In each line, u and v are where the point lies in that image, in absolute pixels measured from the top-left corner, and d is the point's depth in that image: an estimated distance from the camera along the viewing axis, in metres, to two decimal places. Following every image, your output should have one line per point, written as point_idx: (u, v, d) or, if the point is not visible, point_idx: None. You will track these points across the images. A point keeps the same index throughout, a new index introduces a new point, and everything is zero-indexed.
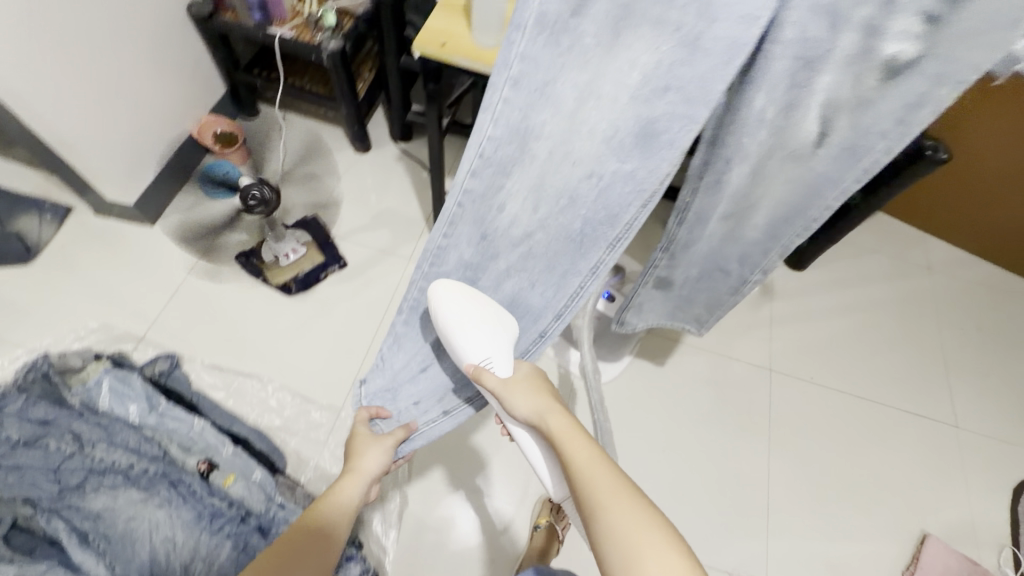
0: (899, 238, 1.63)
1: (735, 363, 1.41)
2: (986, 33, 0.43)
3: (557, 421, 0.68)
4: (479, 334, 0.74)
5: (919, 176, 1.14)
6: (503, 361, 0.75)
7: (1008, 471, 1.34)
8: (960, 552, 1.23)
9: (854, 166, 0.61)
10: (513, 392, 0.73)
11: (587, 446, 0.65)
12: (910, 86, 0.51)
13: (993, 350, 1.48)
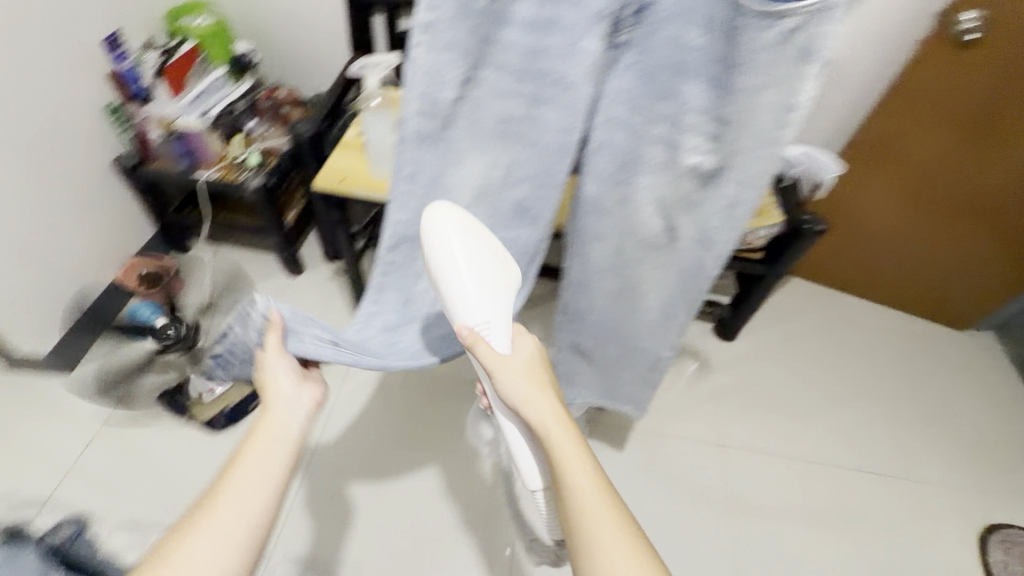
0: (819, 298, 1.71)
1: (685, 444, 1.39)
2: (759, 145, 0.52)
3: (554, 425, 0.59)
4: (470, 275, 0.60)
5: (805, 243, 1.25)
6: (502, 326, 0.63)
7: (969, 521, 1.33)
8: None
9: (706, 252, 0.64)
10: (515, 383, 0.61)
11: (579, 452, 0.58)
12: (721, 192, 0.58)
13: (926, 396, 1.53)
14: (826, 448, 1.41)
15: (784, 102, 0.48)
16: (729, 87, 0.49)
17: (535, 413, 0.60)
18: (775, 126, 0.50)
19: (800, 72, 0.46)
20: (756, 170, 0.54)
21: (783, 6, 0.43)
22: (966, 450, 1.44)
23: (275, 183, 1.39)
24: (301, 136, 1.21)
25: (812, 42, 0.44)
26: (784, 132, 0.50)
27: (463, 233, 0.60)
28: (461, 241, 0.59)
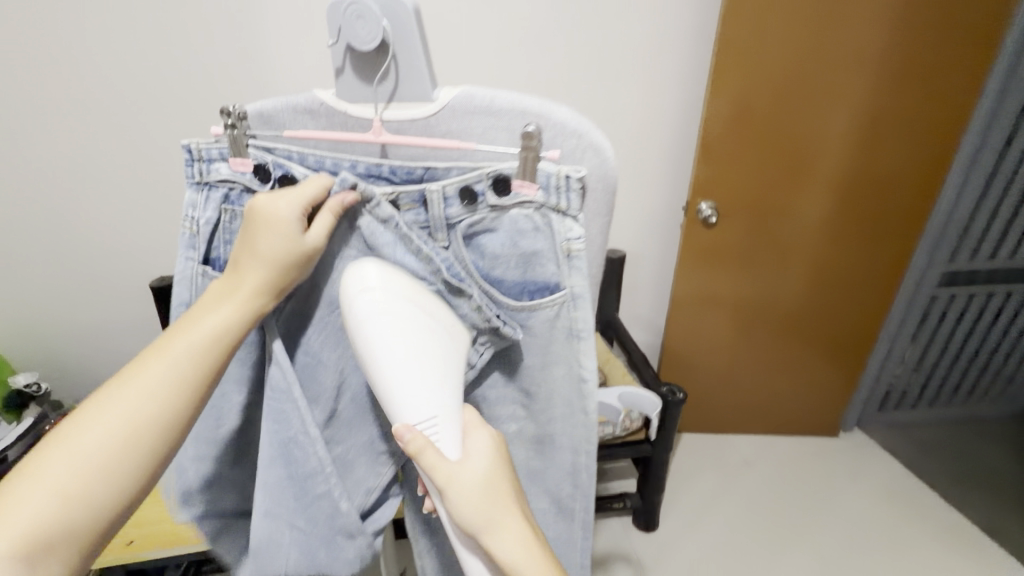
0: (713, 447, 1.72)
1: None
2: (568, 414, 0.47)
3: (523, 536, 0.38)
4: (411, 369, 0.37)
5: (674, 415, 1.24)
6: (455, 424, 0.39)
7: None
8: None
9: (569, 523, 0.53)
10: (471, 510, 0.37)
11: (553, 574, 0.38)
12: (558, 459, 0.50)
13: (845, 515, 1.49)
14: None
15: (575, 373, 0.44)
16: (516, 362, 0.46)
17: (502, 546, 0.37)
18: (579, 400, 0.45)
19: (576, 350, 0.43)
20: (578, 433, 0.47)
21: (530, 306, 0.41)
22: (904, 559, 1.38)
23: None
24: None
25: (574, 325, 0.41)
26: (587, 406, 0.45)
27: (400, 304, 0.37)
28: (398, 318, 0.37)
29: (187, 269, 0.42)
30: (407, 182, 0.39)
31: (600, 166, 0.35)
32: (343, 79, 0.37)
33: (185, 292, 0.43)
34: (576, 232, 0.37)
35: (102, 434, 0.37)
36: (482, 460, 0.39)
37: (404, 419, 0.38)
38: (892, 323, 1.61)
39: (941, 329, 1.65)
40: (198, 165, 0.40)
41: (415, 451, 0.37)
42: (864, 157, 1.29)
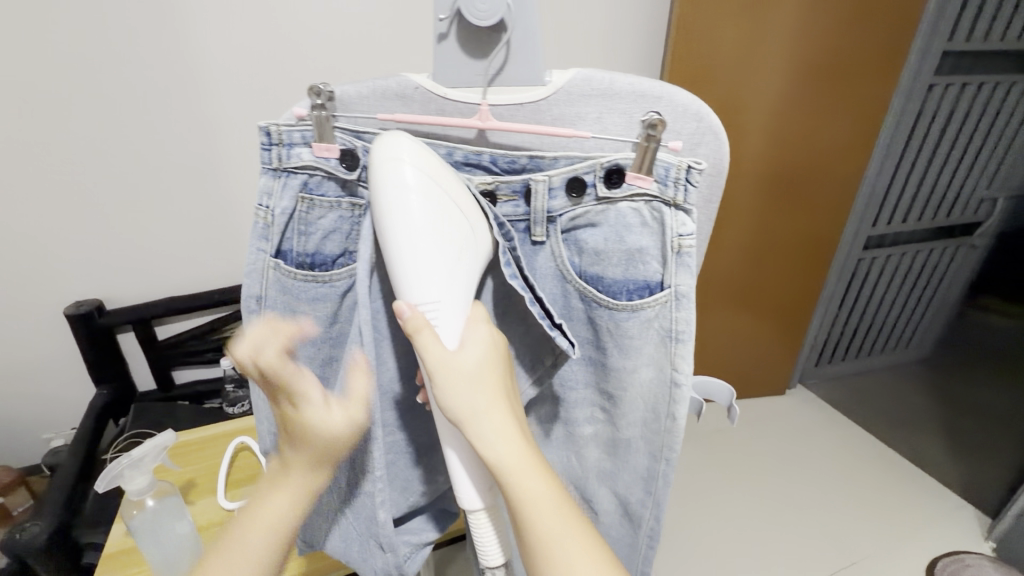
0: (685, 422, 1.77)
1: None
2: (653, 420, 0.44)
3: (514, 441, 0.34)
4: (430, 239, 0.33)
5: None
6: (460, 312, 0.35)
7: (909, 542, 1.28)
8: None
9: (635, 530, 0.49)
10: (466, 394, 0.34)
11: (544, 480, 0.35)
12: (632, 461, 0.47)
13: (810, 447, 1.55)
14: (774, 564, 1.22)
15: (665, 375, 0.41)
16: (604, 365, 0.44)
17: (494, 447, 0.34)
18: (665, 404, 0.42)
19: (670, 352, 0.40)
20: (657, 438, 0.44)
21: (630, 304, 0.39)
22: (861, 475, 1.47)
23: (72, 513, 0.82)
24: (30, 544, 0.75)
25: (675, 326, 0.39)
26: (676, 412, 0.42)
27: (425, 170, 0.32)
28: (425, 195, 0.32)
29: (258, 260, 0.38)
30: (508, 172, 0.37)
31: (716, 156, 0.36)
32: (444, 47, 0.34)
33: (256, 285, 0.39)
34: (688, 228, 0.37)
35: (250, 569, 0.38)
36: (478, 354, 0.35)
37: (406, 294, 0.34)
38: (827, 286, 1.60)
39: (863, 291, 1.64)
40: (278, 149, 0.36)
41: (413, 330, 0.33)
42: (807, 124, 1.25)
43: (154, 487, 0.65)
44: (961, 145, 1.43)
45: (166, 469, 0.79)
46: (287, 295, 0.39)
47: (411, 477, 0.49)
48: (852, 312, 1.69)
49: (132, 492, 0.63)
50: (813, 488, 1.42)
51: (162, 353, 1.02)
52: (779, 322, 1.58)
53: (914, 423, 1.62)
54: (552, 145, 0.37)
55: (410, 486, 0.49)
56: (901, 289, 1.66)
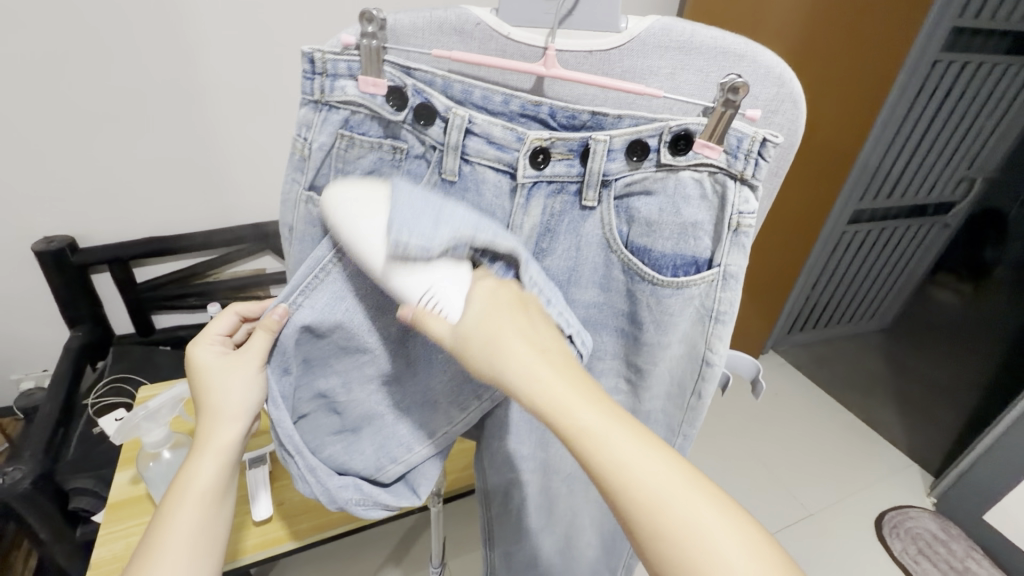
0: None
1: None
2: (677, 393, 0.44)
3: (549, 372, 0.32)
4: (399, 243, 0.32)
5: None
6: (458, 284, 0.33)
7: (859, 498, 1.37)
8: None
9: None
10: (485, 319, 0.32)
11: (596, 412, 0.31)
12: (648, 431, 0.47)
13: (777, 409, 1.62)
14: None
15: (698, 353, 0.41)
16: (636, 339, 0.42)
17: (518, 371, 0.31)
18: (693, 382, 0.42)
19: (706, 331, 0.40)
20: (679, 412, 0.45)
21: (676, 282, 0.37)
22: (822, 434, 1.56)
23: (55, 456, 0.79)
24: (8, 491, 0.72)
25: (717, 305, 0.38)
26: (704, 389, 0.42)
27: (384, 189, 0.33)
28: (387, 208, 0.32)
29: (292, 191, 0.37)
30: (566, 129, 0.34)
31: (791, 126, 0.33)
32: None
33: (290, 215, 0.38)
34: (750, 206, 0.35)
35: (187, 508, 0.40)
36: (483, 304, 0.32)
37: (404, 299, 0.33)
38: (809, 260, 1.58)
39: (840, 264, 1.66)
40: (321, 80, 0.33)
41: (421, 324, 0.33)
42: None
43: (171, 439, 0.65)
44: (951, 124, 1.41)
45: (180, 421, 0.76)
46: (313, 233, 0.38)
47: (398, 439, 0.45)
48: (828, 286, 1.72)
49: (149, 443, 0.63)
50: (777, 444, 1.50)
51: (139, 296, 0.96)
52: (759, 296, 1.60)
53: (870, 386, 1.71)
54: (617, 102, 0.34)
55: (392, 450, 0.45)
56: (871, 263, 1.69)
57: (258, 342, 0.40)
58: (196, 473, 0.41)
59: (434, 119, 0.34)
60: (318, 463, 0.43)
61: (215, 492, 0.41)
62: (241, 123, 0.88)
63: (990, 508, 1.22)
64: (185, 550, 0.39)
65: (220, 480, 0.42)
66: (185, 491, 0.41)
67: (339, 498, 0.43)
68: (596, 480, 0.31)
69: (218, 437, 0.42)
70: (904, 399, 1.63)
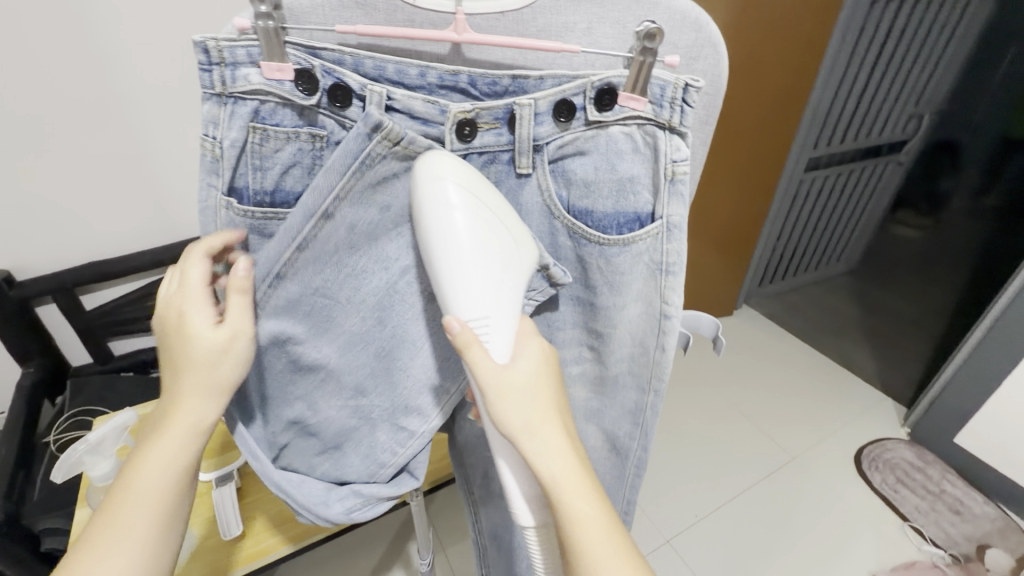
0: None
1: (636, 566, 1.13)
2: (641, 354, 0.44)
3: (566, 455, 0.34)
4: (472, 259, 0.32)
5: None
6: (508, 326, 0.34)
7: (839, 437, 1.42)
8: (891, 563, 1.14)
9: (623, 463, 0.50)
10: (553, 441, 0.34)
11: (595, 502, 0.34)
12: (619, 397, 0.47)
13: (756, 361, 1.66)
14: (727, 467, 1.33)
15: (655, 309, 0.41)
16: (592, 304, 0.42)
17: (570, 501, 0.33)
18: (655, 338, 0.42)
19: (659, 285, 0.40)
20: (646, 371, 0.44)
21: (622, 238, 0.37)
22: (801, 380, 1.60)
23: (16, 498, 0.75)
24: None
25: (666, 258, 0.38)
26: (666, 344, 0.41)
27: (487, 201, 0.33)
28: (479, 215, 0.32)
29: (210, 199, 0.34)
30: (488, 96, 0.33)
31: (714, 70, 0.33)
32: None
33: (210, 225, 0.36)
34: (682, 152, 0.35)
35: (153, 490, 0.36)
36: (533, 371, 0.35)
37: (455, 310, 0.33)
38: (771, 214, 1.64)
39: (803, 213, 1.70)
40: (221, 70, 0.31)
41: (462, 346, 0.32)
42: (758, 54, 1.25)
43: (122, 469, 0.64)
44: (895, 66, 1.45)
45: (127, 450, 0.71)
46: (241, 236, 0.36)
47: (380, 445, 0.44)
48: (793, 236, 1.76)
49: (96, 476, 0.62)
50: (757, 395, 1.54)
51: (91, 323, 0.91)
52: (728, 253, 1.63)
53: (841, 329, 1.75)
54: (536, 62, 0.33)
55: (378, 457, 0.44)
56: (831, 208, 1.73)
57: (245, 317, 0.36)
58: (163, 459, 0.36)
59: (351, 99, 0.32)
60: (313, 483, 0.44)
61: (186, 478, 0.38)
62: (173, 132, 0.84)
63: (959, 429, 1.28)
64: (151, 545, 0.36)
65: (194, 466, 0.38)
66: (154, 472, 0.36)
67: (334, 513, 0.43)
68: None
69: (191, 414, 0.36)
70: (873, 338, 1.69)
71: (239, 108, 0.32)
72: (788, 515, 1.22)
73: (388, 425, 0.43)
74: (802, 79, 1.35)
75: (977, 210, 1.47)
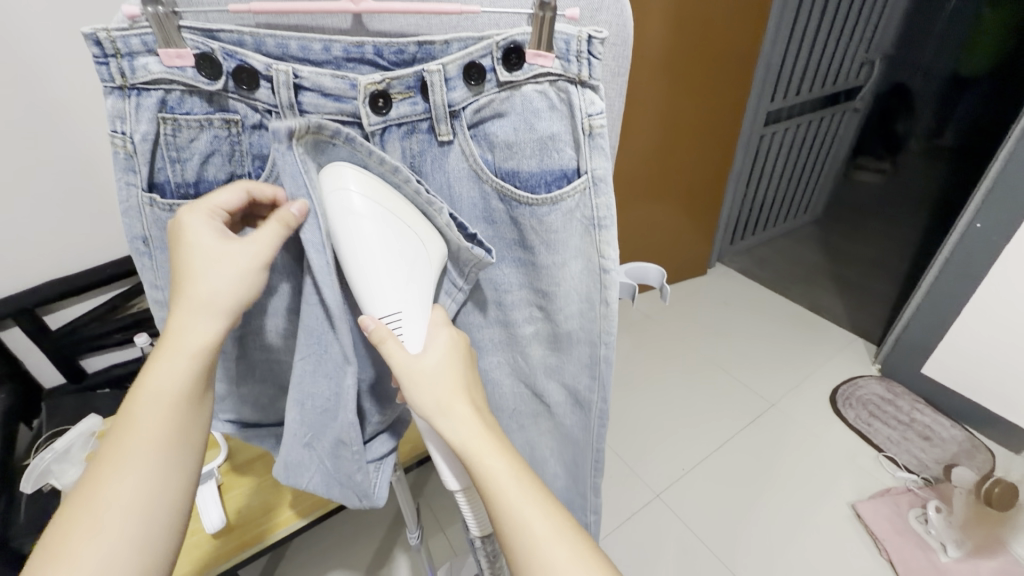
0: None
1: (632, 522, 1.16)
2: (588, 309, 0.44)
3: (475, 429, 0.36)
4: (380, 264, 0.35)
5: None
6: (421, 319, 0.37)
7: (817, 381, 1.47)
8: (872, 494, 1.19)
9: (587, 417, 0.51)
10: (466, 422, 0.36)
11: (505, 457, 0.36)
12: (574, 353, 0.48)
13: (734, 316, 1.69)
14: (711, 420, 1.37)
15: (594, 265, 0.41)
16: (534, 264, 0.43)
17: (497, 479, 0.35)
18: (598, 290, 0.42)
19: (595, 241, 0.40)
20: (595, 326, 0.44)
21: (550, 195, 0.38)
22: (777, 328, 1.64)
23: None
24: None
25: (597, 213, 0.39)
26: (609, 296, 0.42)
27: (394, 209, 0.35)
28: (393, 225, 0.35)
29: (132, 197, 0.35)
30: (398, 65, 0.34)
31: (618, 21, 0.34)
32: None
33: (137, 224, 0.36)
34: (598, 106, 0.35)
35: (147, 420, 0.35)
36: (442, 357, 0.37)
37: (369, 310, 0.36)
38: (733, 174, 1.66)
39: (766, 166, 1.72)
40: (118, 62, 0.30)
41: (377, 341, 0.35)
42: (709, 11, 1.24)
43: None
44: (843, 12, 1.47)
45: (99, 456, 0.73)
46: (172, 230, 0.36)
47: (366, 409, 0.48)
48: (759, 188, 1.78)
49: None
50: (734, 347, 1.58)
51: (60, 345, 0.88)
52: (697, 214, 1.66)
53: (811, 277, 1.79)
54: (441, 26, 0.34)
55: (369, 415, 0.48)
56: (793, 160, 1.75)
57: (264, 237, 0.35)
58: (160, 381, 0.35)
59: (258, 81, 0.32)
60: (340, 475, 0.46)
61: (185, 401, 0.36)
62: None
63: (926, 360, 1.33)
64: (154, 465, 0.35)
65: (196, 386, 0.37)
66: (152, 396, 0.35)
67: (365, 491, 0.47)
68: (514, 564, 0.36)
69: (191, 337, 0.36)
70: (842, 282, 1.73)
71: (144, 100, 0.32)
72: (773, 459, 1.27)
73: (367, 394, 0.47)
74: (755, 33, 1.35)
75: (935, 152, 1.63)
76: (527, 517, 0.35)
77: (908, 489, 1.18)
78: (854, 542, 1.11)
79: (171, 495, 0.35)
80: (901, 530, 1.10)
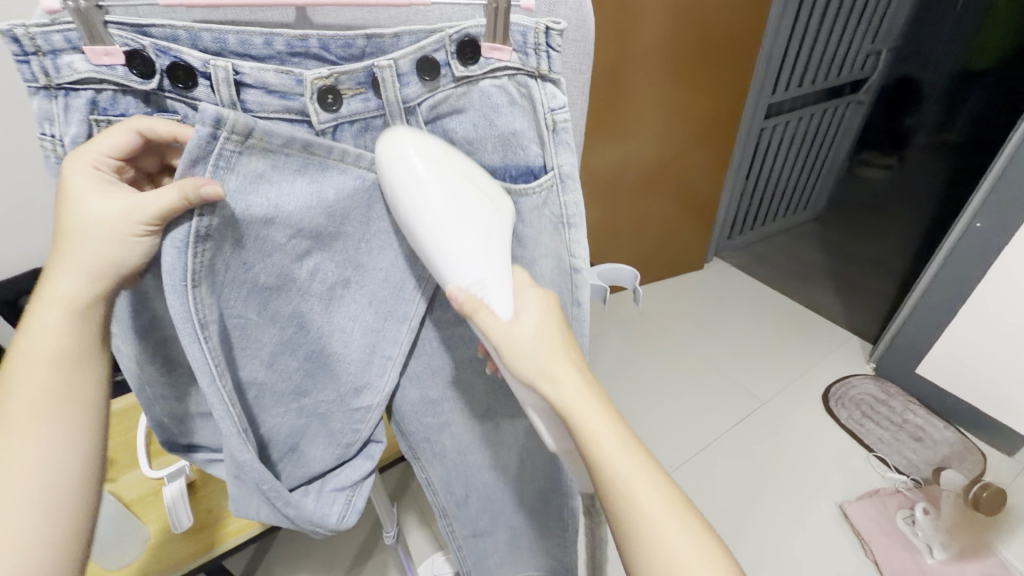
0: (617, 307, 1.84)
1: None
2: None
3: (583, 392, 0.35)
4: (457, 226, 0.33)
5: None
6: (505, 283, 0.34)
7: (811, 380, 1.45)
8: (862, 496, 1.18)
9: None
10: (570, 381, 0.35)
11: (612, 420, 0.35)
12: None
13: (729, 312, 1.67)
14: (702, 418, 1.36)
15: (565, 264, 0.39)
16: None
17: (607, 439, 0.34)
18: (569, 292, 0.40)
19: (564, 240, 0.38)
20: None
21: (513, 192, 0.37)
22: (772, 325, 1.62)
23: None
24: None
25: (565, 211, 0.37)
26: (580, 298, 0.40)
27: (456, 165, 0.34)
28: (458, 181, 0.33)
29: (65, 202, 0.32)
30: (346, 60, 0.32)
31: (577, 15, 0.33)
32: None
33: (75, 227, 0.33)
34: (559, 101, 0.34)
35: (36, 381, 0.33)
36: (537, 316, 0.35)
37: (454, 277, 0.33)
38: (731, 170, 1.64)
39: (766, 161, 1.70)
40: (40, 60, 0.28)
41: (471, 312, 0.33)
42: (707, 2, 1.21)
43: None
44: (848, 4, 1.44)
45: None
46: None
47: (337, 430, 0.44)
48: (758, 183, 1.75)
49: None
50: (728, 344, 1.56)
51: None
52: (693, 209, 1.63)
53: (807, 274, 1.77)
54: (390, 20, 0.32)
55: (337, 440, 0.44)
56: (794, 154, 1.72)
57: None
58: (41, 333, 0.33)
59: (196, 79, 0.30)
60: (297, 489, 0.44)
61: (66, 364, 0.34)
62: None
63: (921, 361, 1.32)
64: (44, 435, 0.33)
65: (78, 346, 0.34)
66: (33, 355, 0.33)
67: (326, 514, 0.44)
68: (620, 527, 0.35)
69: (60, 288, 0.33)
70: (840, 280, 1.71)
71: (74, 101, 0.30)
72: (764, 459, 1.26)
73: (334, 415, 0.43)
74: (756, 26, 1.32)
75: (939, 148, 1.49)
76: (637, 495, 0.34)
77: (897, 492, 1.17)
78: (840, 544, 1.10)
79: (69, 468, 0.34)
80: (888, 532, 1.10)
